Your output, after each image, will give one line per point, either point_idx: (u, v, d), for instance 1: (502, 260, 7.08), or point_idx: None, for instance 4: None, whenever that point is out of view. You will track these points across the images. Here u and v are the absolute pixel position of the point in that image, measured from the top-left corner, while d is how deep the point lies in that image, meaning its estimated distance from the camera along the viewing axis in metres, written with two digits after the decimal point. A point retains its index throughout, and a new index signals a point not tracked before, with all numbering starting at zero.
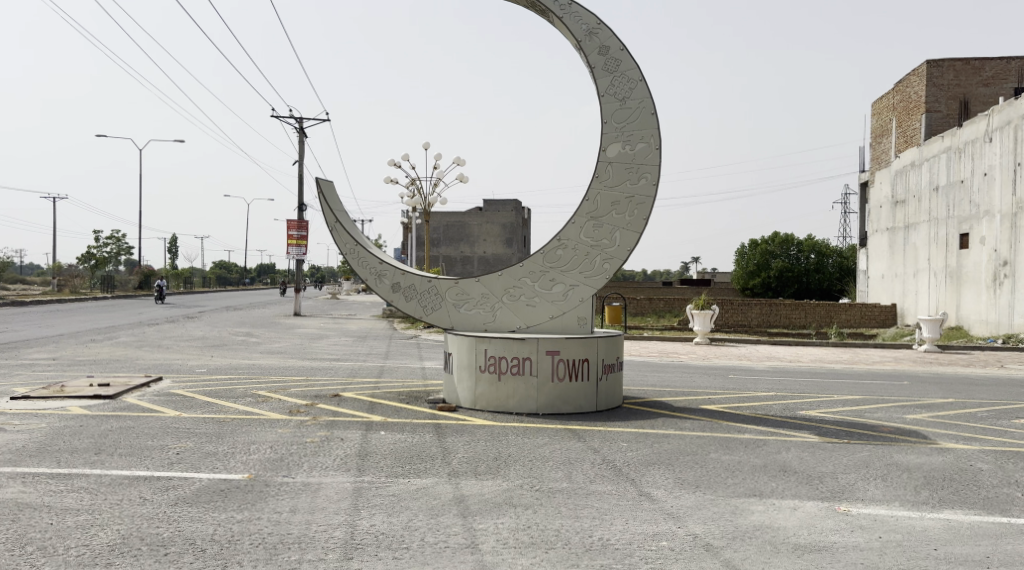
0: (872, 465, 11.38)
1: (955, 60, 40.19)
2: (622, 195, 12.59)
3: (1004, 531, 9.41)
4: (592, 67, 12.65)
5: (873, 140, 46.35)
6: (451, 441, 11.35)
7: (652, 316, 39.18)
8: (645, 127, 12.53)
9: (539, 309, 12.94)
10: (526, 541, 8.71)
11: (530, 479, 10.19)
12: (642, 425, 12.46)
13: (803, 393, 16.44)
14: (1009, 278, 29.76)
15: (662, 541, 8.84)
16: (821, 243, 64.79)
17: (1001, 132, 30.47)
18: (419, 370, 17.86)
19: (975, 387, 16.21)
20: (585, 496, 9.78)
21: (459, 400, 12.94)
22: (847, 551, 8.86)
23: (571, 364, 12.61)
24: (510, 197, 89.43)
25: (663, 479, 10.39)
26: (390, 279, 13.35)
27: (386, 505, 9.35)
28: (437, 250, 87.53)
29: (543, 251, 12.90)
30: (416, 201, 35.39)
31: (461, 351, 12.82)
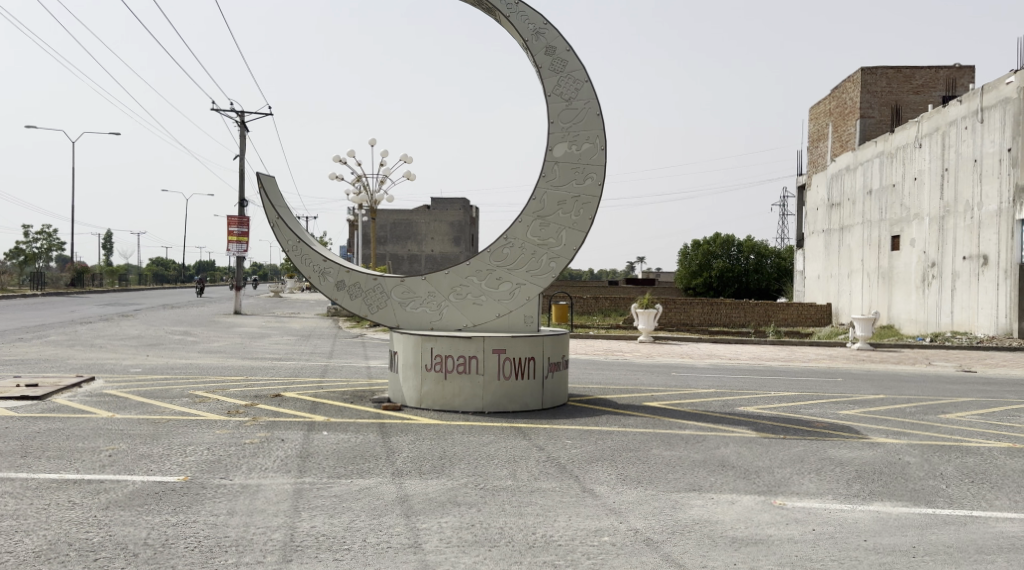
0: (807, 460, 11.86)
1: (887, 68, 41.25)
2: (568, 195, 12.97)
3: (929, 522, 9.92)
4: (538, 67, 12.99)
5: (810, 146, 47.24)
6: (396, 441, 11.65)
7: (598, 315, 39.72)
8: (590, 127, 12.91)
9: (485, 308, 13.27)
10: (468, 540, 9.03)
11: (474, 477, 10.52)
12: (585, 422, 12.85)
13: (742, 390, 16.95)
14: (937, 279, 30.66)
15: (604, 537, 9.22)
16: (760, 244, 65.79)
17: (930, 138, 31.39)
18: (363, 369, 18.12)
19: (905, 384, 16.82)
20: (529, 493, 10.13)
21: (404, 398, 13.20)
22: (782, 543, 9.30)
23: (516, 363, 12.97)
24: (457, 196, 89.69)
25: (606, 475, 10.78)
26: (334, 276, 13.60)
27: (327, 506, 9.61)
28: (384, 248, 87.40)
29: (490, 250, 13.23)
30: (362, 197, 35.48)
31: (407, 350, 13.09)
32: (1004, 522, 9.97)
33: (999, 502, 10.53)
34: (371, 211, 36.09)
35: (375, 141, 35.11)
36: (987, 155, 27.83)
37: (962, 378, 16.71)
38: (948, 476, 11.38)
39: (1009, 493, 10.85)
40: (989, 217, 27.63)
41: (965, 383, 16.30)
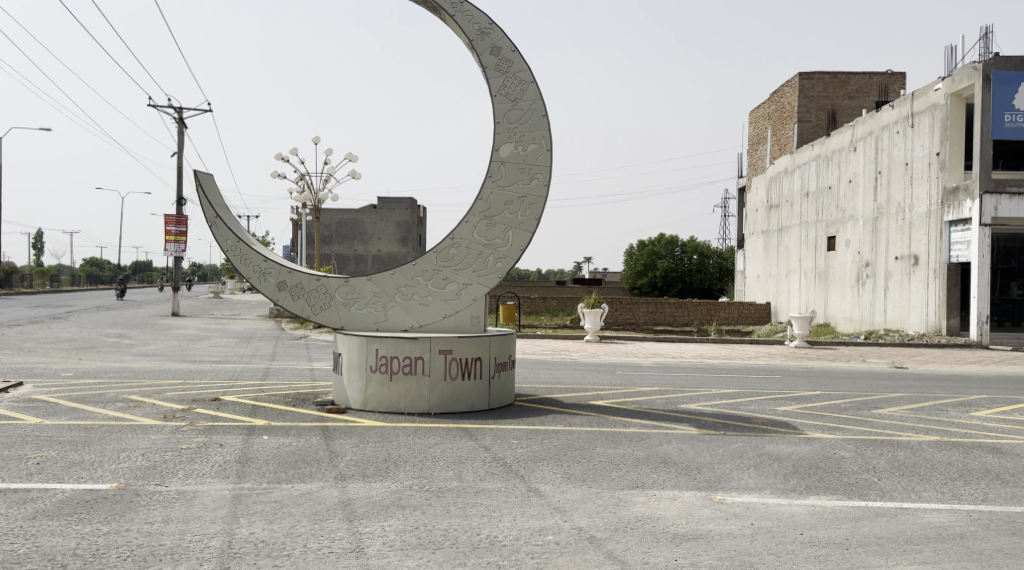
0: (746, 455, 12.25)
1: (823, 73, 42.11)
2: (514, 195, 13.24)
3: (862, 515, 10.34)
4: (484, 67, 13.23)
5: (750, 148, 48.00)
6: (339, 444, 11.83)
7: (546, 314, 40.06)
8: (535, 128, 13.20)
9: (431, 308, 13.49)
10: (412, 543, 9.22)
11: (419, 479, 10.75)
12: (531, 422, 13.13)
13: (684, 387, 17.36)
14: (871, 279, 31.43)
15: (549, 536, 9.48)
16: (703, 244, 66.61)
17: (864, 142, 32.17)
18: (305, 371, 18.24)
19: (841, 380, 17.33)
20: (474, 494, 10.39)
21: (349, 400, 13.36)
22: (721, 538, 9.63)
23: (462, 363, 13.21)
24: (404, 196, 89.65)
25: (551, 474, 11.07)
26: (276, 277, 13.72)
27: (266, 512, 9.76)
28: (329, 248, 87.01)
29: (436, 250, 13.46)
30: (306, 197, 35.39)
31: (353, 350, 13.26)
32: (932, 513, 10.41)
33: (928, 493, 10.98)
34: (313, 211, 36.07)
35: (319, 140, 35.03)
36: (917, 158, 28.64)
37: (894, 374, 17.28)
38: (880, 470, 11.83)
39: (938, 484, 11.31)
40: (919, 219, 28.44)
41: (897, 379, 16.85)
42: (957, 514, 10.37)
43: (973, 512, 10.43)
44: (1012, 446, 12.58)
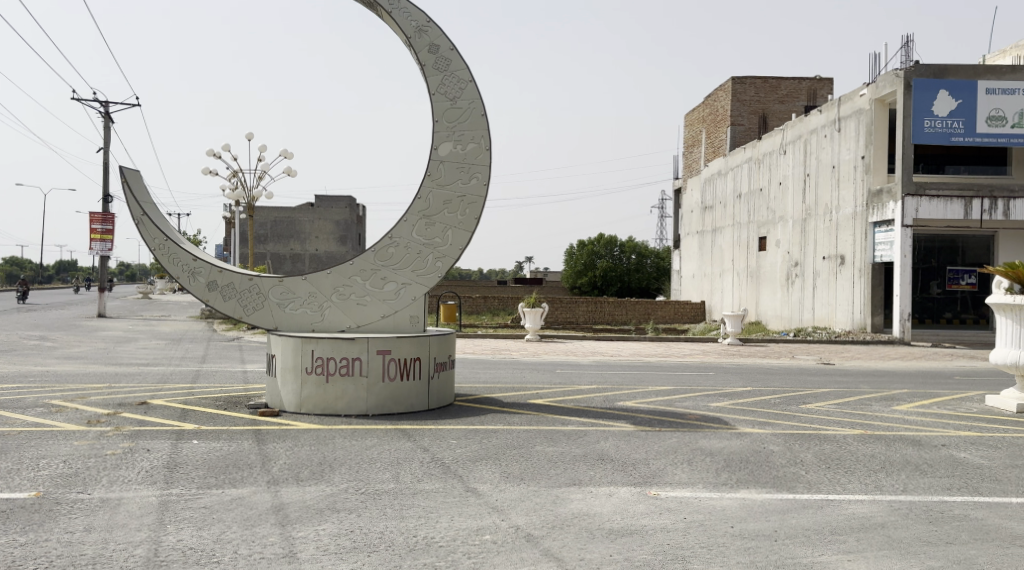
0: (679, 451, 12.65)
1: (755, 77, 42.93)
2: (454, 194, 13.51)
3: (790, 507, 10.77)
4: (422, 65, 13.48)
5: (685, 150, 48.74)
6: (272, 448, 11.96)
7: (487, 314, 40.33)
8: (473, 127, 13.48)
9: (370, 308, 13.72)
10: (347, 546, 9.34)
11: (354, 482, 10.91)
12: (469, 422, 13.40)
13: (621, 385, 17.75)
14: (800, 278, 32.23)
15: (486, 536, 9.70)
16: (641, 244, 67.47)
17: (793, 145, 32.98)
18: (237, 374, 18.33)
19: (771, 376, 17.87)
20: (410, 496, 10.59)
21: (284, 403, 13.50)
22: (655, 533, 9.95)
23: (400, 364, 13.44)
24: (342, 195, 89.43)
25: (490, 474, 11.36)
26: (206, 277, 13.81)
27: (195, 518, 9.83)
28: (265, 247, 86.37)
29: (375, 250, 13.68)
30: (238, 194, 35.30)
31: (288, 351, 13.42)
32: (855, 504, 10.88)
33: (852, 485, 11.46)
34: (245, 209, 35.95)
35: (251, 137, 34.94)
36: (844, 162, 29.48)
37: (822, 370, 17.84)
38: (808, 463, 12.30)
39: (862, 476, 11.78)
40: (845, 220, 29.26)
41: (825, 375, 17.42)
42: (879, 505, 10.85)
43: (893, 502, 10.92)
44: (932, 438, 13.11)
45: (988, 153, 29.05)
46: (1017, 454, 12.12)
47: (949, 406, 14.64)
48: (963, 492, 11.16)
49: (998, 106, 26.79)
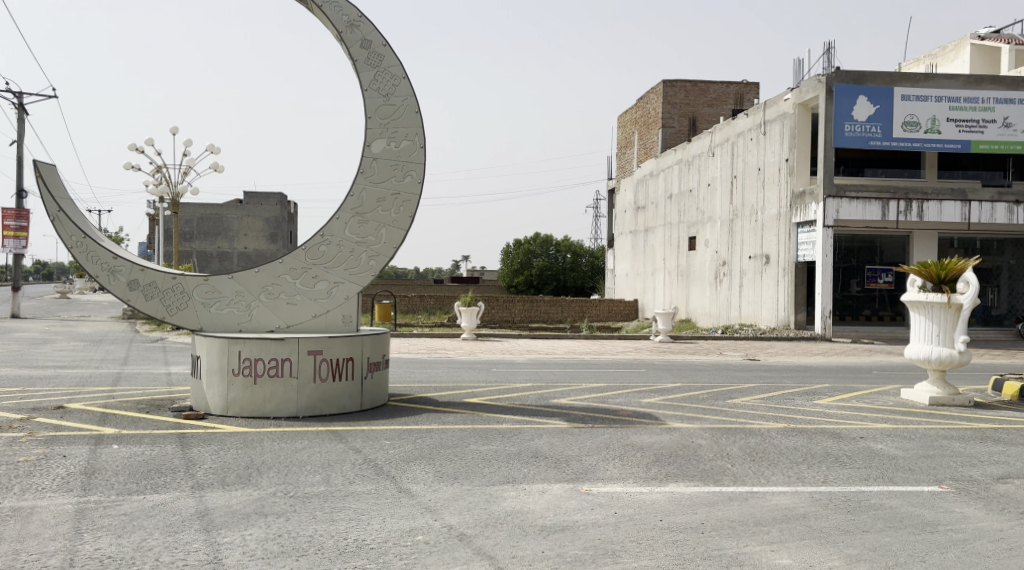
0: (611, 446, 13.02)
1: (686, 80, 43.60)
2: (387, 191, 13.46)
3: (716, 499, 11.12)
4: (354, 60, 13.39)
5: (618, 151, 49.34)
6: (197, 452, 11.74)
7: (423, 313, 40.50)
8: (407, 124, 13.45)
9: (301, 308, 13.57)
10: (274, 551, 9.27)
11: (283, 485, 10.74)
12: (403, 422, 13.40)
13: (555, 382, 18.10)
14: (727, 277, 32.95)
15: (417, 536, 9.68)
16: (576, 243, 67.99)
17: (720, 148, 33.73)
18: (161, 376, 18.31)
19: (700, 372, 18.41)
20: (341, 498, 10.48)
21: (209, 406, 13.28)
22: (587, 529, 10.10)
23: (332, 364, 13.31)
24: (272, 192, 83.68)
25: (423, 474, 11.33)
26: (126, 275, 13.53)
27: (114, 526, 9.63)
28: (190, 244, 80.16)
29: (306, 247, 13.53)
30: (162, 189, 34.98)
31: (212, 353, 13.18)
32: (778, 495, 11.25)
33: (775, 477, 11.87)
34: (169, 204, 35.72)
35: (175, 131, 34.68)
36: (768, 164, 30.28)
37: (748, 365, 18.39)
38: (733, 456, 12.74)
39: (784, 468, 12.21)
40: (770, 220, 30.03)
41: (750, 370, 18.00)
42: (800, 496, 11.22)
43: (814, 493, 11.30)
44: (851, 430, 13.61)
45: (904, 156, 29.97)
46: (931, 445, 12.61)
47: (867, 399, 15.23)
48: (881, 481, 11.55)
49: (912, 113, 27.69)
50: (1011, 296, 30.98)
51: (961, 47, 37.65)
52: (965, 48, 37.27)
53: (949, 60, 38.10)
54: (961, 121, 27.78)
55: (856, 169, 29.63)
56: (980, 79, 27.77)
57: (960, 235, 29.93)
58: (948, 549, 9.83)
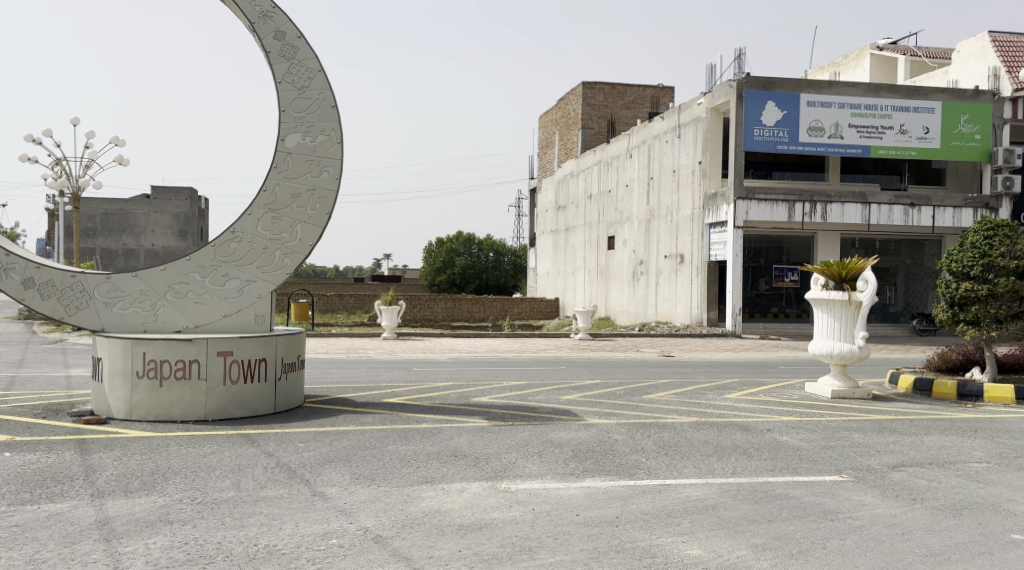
0: (530, 443, 13.31)
1: (604, 83, 44.13)
2: (303, 187, 12.69)
3: (631, 493, 11.33)
4: (267, 52, 12.56)
5: (539, 152, 49.84)
6: (97, 459, 10.93)
7: (342, 312, 40.52)
8: (323, 119, 12.68)
9: (210, 308, 12.67)
10: (180, 559, 8.73)
11: (190, 491, 10.13)
12: (321, 423, 12.81)
13: (476, 381, 18.36)
14: (644, 276, 33.56)
15: (332, 540, 9.26)
16: (498, 242, 68.61)
17: (638, 149, 34.42)
18: (63, 380, 17.94)
19: (618, 369, 18.87)
20: (253, 503, 9.93)
21: (110, 409, 12.29)
22: (505, 526, 9.99)
23: (243, 365, 12.43)
24: (185, 188, 69.89)
25: (339, 476, 10.85)
26: (20, 274, 12.30)
27: (8, 538, 9.00)
28: (93, 241, 65.08)
29: (214, 244, 12.64)
30: (62, 182, 34.33)
31: (114, 355, 12.19)
32: (689, 487, 11.55)
33: (687, 470, 12.24)
34: (70, 198, 35.05)
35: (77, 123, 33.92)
36: (683, 166, 31.01)
37: (664, 362, 18.90)
38: (648, 450, 13.16)
39: (695, 461, 12.64)
40: (685, 221, 30.75)
41: (665, 366, 18.52)
42: (711, 488, 11.54)
43: (724, 485, 11.64)
44: (759, 423, 14.17)
45: (809, 159, 30.87)
46: (831, 436, 13.22)
47: (774, 393, 15.81)
48: (785, 472, 11.97)
49: (818, 118, 28.69)
50: (907, 295, 32.42)
51: (861, 56, 38.81)
52: (865, 57, 38.43)
53: (851, 68, 39.25)
54: (862, 127, 28.95)
55: (765, 172, 30.28)
56: (879, 88, 28.96)
57: (861, 235, 31.01)
58: (846, 535, 10.01)
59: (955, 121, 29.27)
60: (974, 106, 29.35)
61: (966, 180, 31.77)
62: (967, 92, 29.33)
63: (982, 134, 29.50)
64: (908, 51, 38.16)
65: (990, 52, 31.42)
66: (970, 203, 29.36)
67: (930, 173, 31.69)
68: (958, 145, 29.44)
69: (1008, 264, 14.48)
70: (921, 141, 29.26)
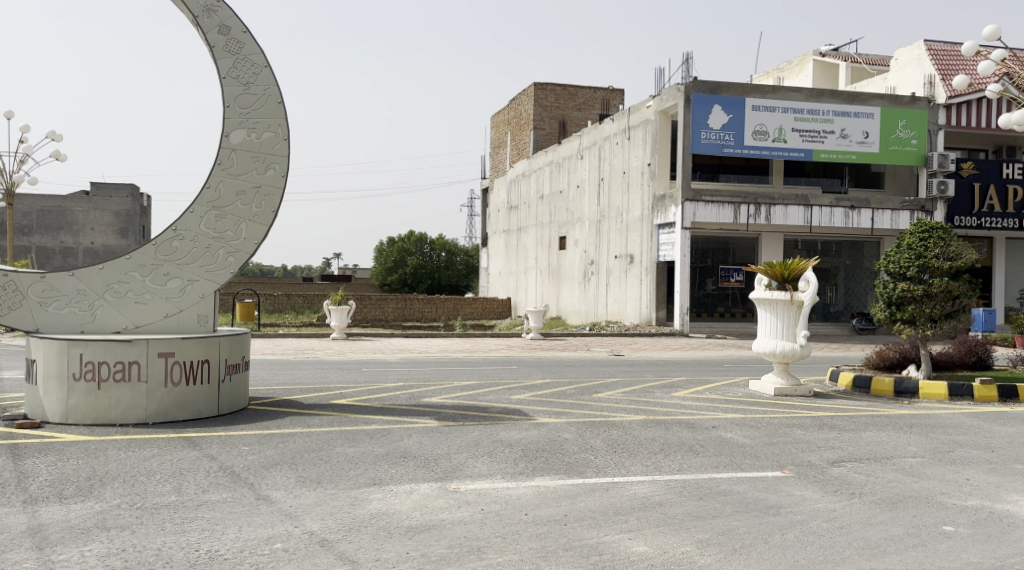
0: (480, 444, 13.43)
1: (555, 85, 44.39)
2: (247, 184, 12.71)
3: (579, 492, 11.49)
4: (211, 46, 12.55)
5: (491, 152, 49.99)
6: (32, 464, 10.88)
7: (290, 312, 40.40)
8: (268, 115, 12.72)
9: (150, 308, 12.59)
10: (118, 566, 8.76)
11: (128, 497, 10.14)
12: (266, 426, 12.85)
13: (427, 381, 18.47)
14: (595, 276, 33.82)
15: (276, 544, 9.34)
16: (450, 242, 68.62)
17: (589, 151, 34.69)
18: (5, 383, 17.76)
19: (568, 368, 19.07)
20: (194, 508, 9.97)
21: (46, 413, 12.21)
22: (454, 527, 10.11)
23: (186, 366, 12.42)
24: (124, 182, 66.78)
25: (284, 480, 10.93)
26: None
27: None
28: (27, 240, 61.43)
29: (155, 242, 12.57)
30: None
31: (49, 358, 12.11)
32: (635, 485, 11.74)
33: (634, 467, 12.44)
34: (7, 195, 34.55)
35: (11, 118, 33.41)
36: (633, 168, 31.32)
37: (614, 361, 19.13)
38: (596, 448, 13.36)
39: (643, 458, 12.83)
40: (634, 222, 31.05)
41: (614, 365, 18.74)
42: (657, 485, 11.72)
43: (669, 482, 11.84)
44: (703, 421, 14.42)
45: (754, 163, 31.30)
46: (774, 433, 13.49)
47: (719, 391, 16.08)
48: (729, 468, 12.21)
49: (761, 122, 29.06)
50: (846, 295, 32.92)
51: (804, 61, 39.24)
52: (808, 63, 38.88)
53: (794, 73, 39.85)
54: (805, 132, 29.40)
55: (711, 175, 30.61)
56: (821, 93, 29.38)
57: (803, 238, 31.60)
58: (788, 530, 10.23)
59: (893, 126, 30.03)
60: (911, 112, 30.10)
61: (903, 184, 32.45)
62: (904, 99, 30.07)
63: (918, 138, 30.30)
64: (849, 58, 38.69)
65: (927, 61, 32.49)
66: (907, 206, 30.21)
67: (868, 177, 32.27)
68: (896, 150, 30.22)
69: (942, 265, 14.88)
70: (860, 145, 29.87)
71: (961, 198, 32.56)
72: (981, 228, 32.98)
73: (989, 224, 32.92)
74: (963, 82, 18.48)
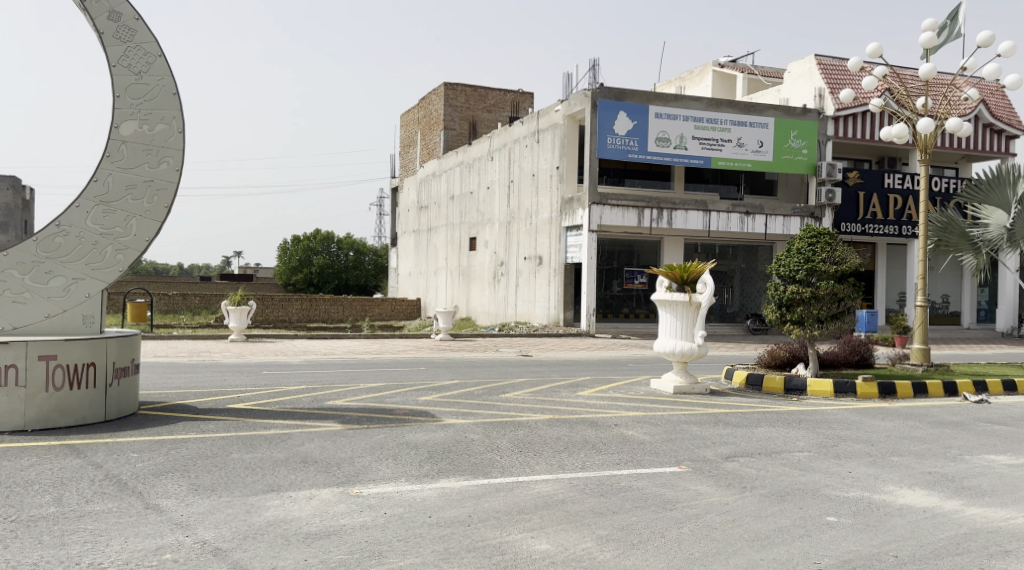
0: (386, 446, 13.29)
1: (465, 86, 44.40)
2: (139, 178, 12.45)
3: (483, 492, 11.45)
4: (100, 33, 12.26)
5: (401, 152, 49.76)
6: None
7: (185, 312, 39.73)
8: (159, 106, 12.50)
9: (31, 307, 12.20)
10: None
11: (5, 509, 9.86)
12: (159, 432, 12.57)
13: (331, 384, 18.30)
14: (505, 277, 33.89)
15: (165, 554, 9.16)
16: (359, 242, 68.07)
17: (499, 152, 34.78)
18: None
19: (475, 368, 19.07)
20: (76, 519, 9.73)
21: None
22: (355, 532, 10.01)
23: (68, 370, 12.12)
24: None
25: (175, 487, 10.72)
26: None
27: None
28: None
29: (37, 239, 12.17)
30: None
31: None
32: (538, 484, 11.73)
33: (538, 466, 12.44)
34: None
35: None
36: (542, 170, 31.47)
37: (522, 361, 19.18)
38: (501, 449, 13.33)
39: (547, 458, 12.83)
40: (543, 224, 31.18)
41: (521, 366, 18.79)
42: (560, 483, 11.74)
43: (571, 480, 11.86)
44: (607, 419, 14.50)
45: (655, 168, 31.69)
46: (672, 430, 13.62)
47: (623, 390, 16.18)
48: (628, 466, 12.27)
49: (663, 129, 29.48)
50: (742, 296, 33.34)
51: (705, 71, 39.86)
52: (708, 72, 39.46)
53: (695, 82, 40.34)
54: (704, 139, 29.96)
55: (617, 178, 30.90)
56: (720, 102, 30.05)
57: (703, 241, 32.11)
58: (684, 524, 10.33)
59: (784, 137, 30.87)
60: (801, 123, 31.08)
61: (793, 192, 33.07)
62: (796, 110, 31.05)
63: (809, 149, 31.28)
64: (747, 68, 39.40)
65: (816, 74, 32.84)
66: (797, 212, 31.01)
67: (762, 185, 32.86)
68: (788, 159, 31.06)
69: (828, 269, 15.17)
70: (756, 154, 30.58)
71: (848, 206, 33.22)
72: (865, 233, 33.79)
73: (872, 231, 33.77)
74: (847, 96, 18.86)
